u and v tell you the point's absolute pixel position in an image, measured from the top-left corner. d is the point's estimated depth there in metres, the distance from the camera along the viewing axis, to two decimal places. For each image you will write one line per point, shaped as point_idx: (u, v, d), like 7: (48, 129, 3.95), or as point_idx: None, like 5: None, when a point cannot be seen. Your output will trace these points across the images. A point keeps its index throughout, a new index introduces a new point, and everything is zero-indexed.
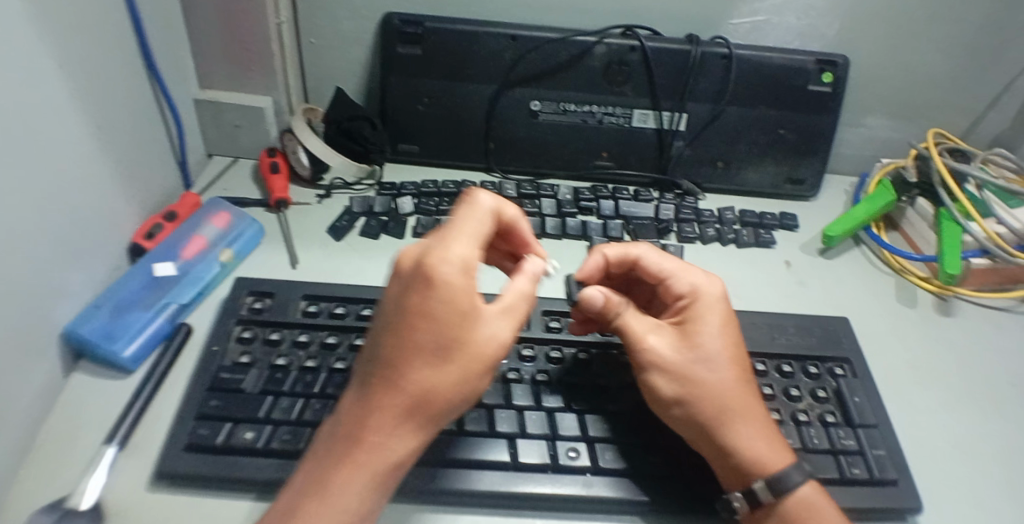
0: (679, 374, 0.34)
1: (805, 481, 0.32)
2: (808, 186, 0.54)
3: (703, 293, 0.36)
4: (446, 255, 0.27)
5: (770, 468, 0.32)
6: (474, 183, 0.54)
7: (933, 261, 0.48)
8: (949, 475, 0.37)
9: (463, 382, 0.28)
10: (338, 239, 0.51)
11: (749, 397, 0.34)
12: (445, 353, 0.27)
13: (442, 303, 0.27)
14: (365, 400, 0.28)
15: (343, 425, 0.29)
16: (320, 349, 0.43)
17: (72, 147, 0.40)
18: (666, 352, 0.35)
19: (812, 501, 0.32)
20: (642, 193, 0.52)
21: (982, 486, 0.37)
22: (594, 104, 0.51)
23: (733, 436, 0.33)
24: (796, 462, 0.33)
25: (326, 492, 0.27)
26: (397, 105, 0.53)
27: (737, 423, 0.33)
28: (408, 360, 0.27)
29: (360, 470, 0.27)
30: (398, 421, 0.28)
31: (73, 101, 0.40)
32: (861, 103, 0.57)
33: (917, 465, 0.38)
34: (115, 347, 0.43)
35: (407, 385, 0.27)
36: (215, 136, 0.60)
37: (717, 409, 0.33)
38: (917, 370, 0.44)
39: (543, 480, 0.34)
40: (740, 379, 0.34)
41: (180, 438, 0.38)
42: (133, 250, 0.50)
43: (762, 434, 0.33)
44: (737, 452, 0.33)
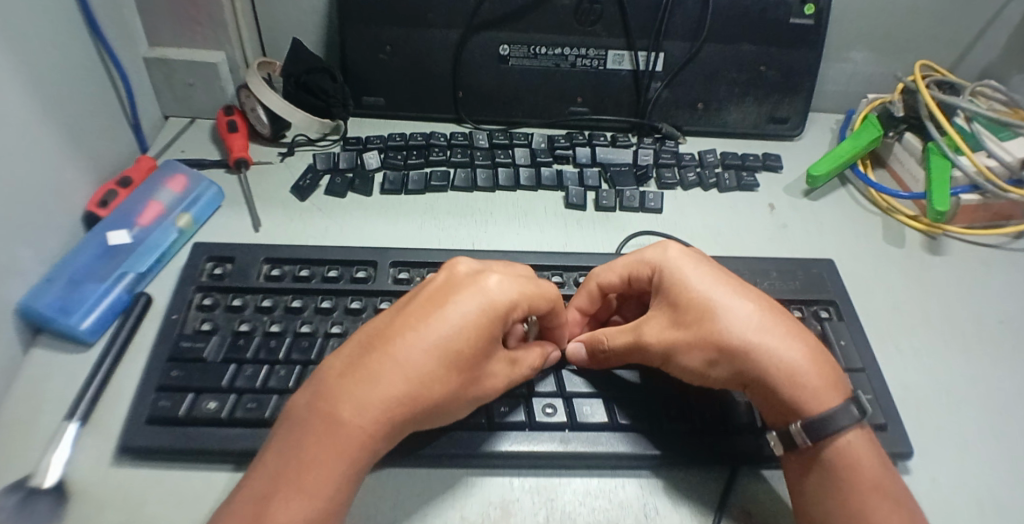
0: (695, 341, 0.33)
1: (851, 425, 0.30)
2: (792, 125, 0.51)
3: (663, 264, 0.35)
4: (502, 284, 0.30)
5: (822, 404, 0.31)
6: (443, 134, 0.51)
7: (922, 199, 0.47)
8: (937, 416, 0.37)
9: (456, 396, 0.29)
10: (303, 199, 0.48)
11: (771, 321, 0.33)
12: (457, 360, 0.28)
13: (483, 320, 0.29)
14: (355, 384, 0.27)
15: (325, 402, 0.27)
16: (285, 313, 0.41)
17: (13, 111, 0.38)
18: (663, 336, 0.34)
19: (849, 450, 0.30)
20: (619, 139, 0.50)
21: (974, 425, 0.36)
22: (565, 46, 0.49)
23: (782, 369, 0.31)
24: (844, 405, 0.31)
25: (298, 480, 0.25)
26: (358, 55, 0.49)
27: (765, 353, 0.32)
28: (416, 358, 0.27)
29: (339, 458, 0.26)
30: (385, 420, 0.27)
31: (10, 60, 0.37)
32: (847, 37, 0.54)
33: (903, 404, 0.37)
34: (71, 320, 0.40)
35: (406, 383, 0.27)
36: (170, 97, 0.56)
37: (746, 343, 0.32)
38: (905, 311, 0.42)
39: (519, 438, 0.35)
40: (756, 314, 0.33)
41: (141, 412, 0.36)
42: (88, 220, 0.47)
43: (808, 361, 0.32)
44: (793, 390, 0.31)
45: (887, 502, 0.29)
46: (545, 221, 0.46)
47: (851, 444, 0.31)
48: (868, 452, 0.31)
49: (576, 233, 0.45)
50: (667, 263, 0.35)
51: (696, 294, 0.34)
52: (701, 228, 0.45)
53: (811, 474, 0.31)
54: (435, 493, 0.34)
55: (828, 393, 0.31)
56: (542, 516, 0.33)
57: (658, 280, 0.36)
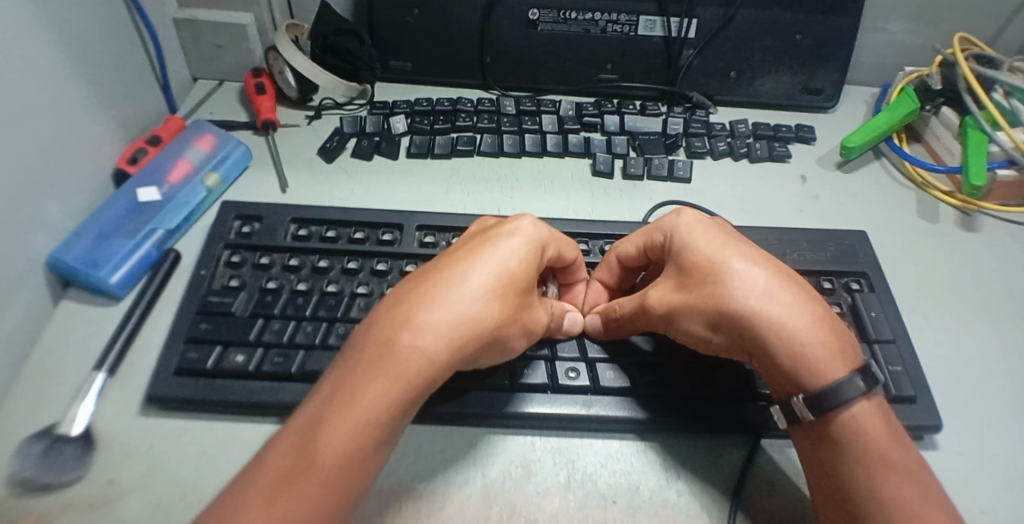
0: (697, 306, 0.33)
1: (858, 396, 0.29)
2: (825, 97, 0.50)
3: (675, 229, 0.35)
4: (536, 225, 0.32)
5: (825, 375, 0.30)
6: (470, 100, 0.51)
7: (957, 173, 0.46)
8: (968, 391, 0.36)
9: (507, 328, 0.29)
10: (330, 161, 0.48)
11: (784, 286, 0.32)
12: (505, 289, 0.29)
13: (524, 251, 0.30)
14: (408, 309, 0.27)
15: (379, 329, 0.27)
16: (312, 272, 0.41)
17: (41, 63, 0.38)
18: (667, 303, 0.34)
19: (858, 419, 0.29)
20: (648, 107, 0.49)
21: (1005, 401, 0.36)
22: (596, 11, 0.48)
23: (782, 330, 0.30)
24: (850, 376, 0.29)
25: (352, 400, 0.25)
26: (386, 16, 0.49)
27: (769, 319, 0.31)
28: (468, 284, 0.28)
29: (395, 379, 0.25)
30: (440, 346, 0.26)
31: (38, 12, 0.37)
32: (885, 8, 0.52)
33: (933, 377, 0.37)
34: (101, 273, 0.41)
35: (460, 307, 0.27)
36: (197, 58, 0.56)
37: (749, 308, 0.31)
38: (936, 286, 0.42)
39: (542, 400, 0.35)
40: (769, 278, 0.32)
41: (170, 363, 0.36)
42: (118, 177, 0.47)
43: (815, 327, 0.31)
44: (796, 357, 0.30)
45: (892, 476, 0.28)
46: (572, 187, 0.46)
47: (857, 418, 0.29)
48: (879, 427, 0.29)
49: (604, 201, 0.45)
50: (679, 230, 0.35)
51: (704, 259, 0.33)
52: (729, 199, 0.45)
53: (819, 447, 0.30)
54: (457, 451, 0.34)
55: (835, 364, 0.30)
56: (563, 476, 0.33)
57: (670, 246, 0.35)
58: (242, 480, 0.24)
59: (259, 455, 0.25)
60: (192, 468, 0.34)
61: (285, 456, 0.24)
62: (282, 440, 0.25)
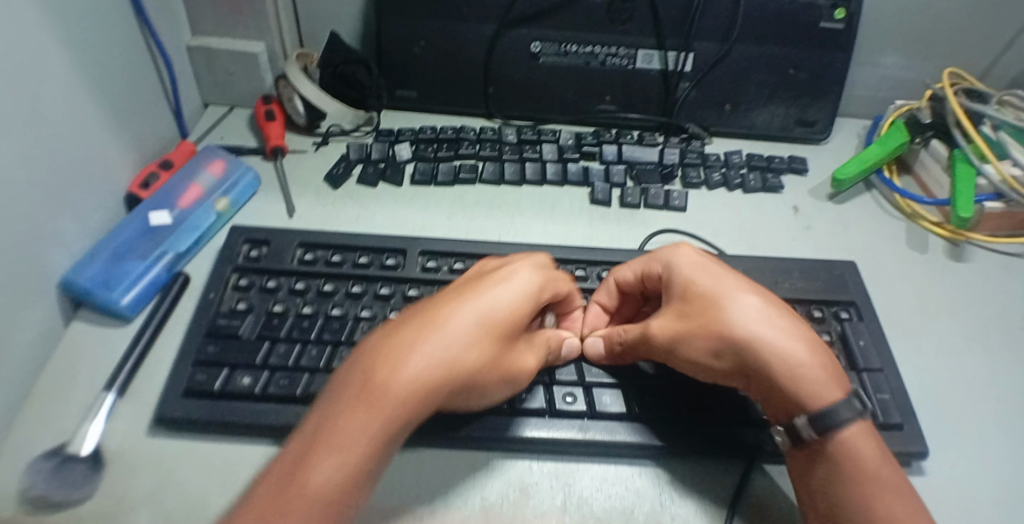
0: (699, 332, 0.34)
1: (854, 419, 0.31)
2: (819, 129, 0.52)
3: (673, 261, 0.37)
4: (526, 270, 0.34)
5: (821, 399, 0.31)
6: (473, 129, 0.52)
7: (946, 205, 0.47)
8: (952, 420, 0.37)
9: (489, 369, 0.30)
10: (336, 187, 0.49)
11: (779, 314, 0.34)
12: (491, 332, 0.30)
13: (514, 294, 0.32)
14: (399, 347, 0.28)
15: (366, 364, 0.28)
16: (317, 296, 0.42)
17: (59, 95, 0.39)
18: (668, 329, 0.35)
19: (854, 440, 0.31)
20: (646, 138, 0.51)
21: (989, 432, 0.37)
22: (596, 44, 0.50)
23: (784, 356, 0.32)
24: (846, 399, 0.31)
25: (336, 431, 0.25)
26: (393, 48, 0.51)
27: (768, 345, 0.32)
28: (456, 325, 0.29)
29: (378, 412, 0.26)
30: (425, 385, 0.27)
31: (56, 46, 0.38)
32: (878, 41, 0.54)
33: (918, 406, 0.38)
34: (113, 295, 0.42)
35: (448, 348, 0.29)
36: (209, 84, 0.57)
37: (749, 335, 0.33)
38: (924, 315, 0.43)
39: (540, 424, 0.36)
40: (765, 305, 0.34)
41: (179, 385, 0.38)
42: (130, 200, 0.49)
43: (812, 356, 0.32)
44: (795, 382, 0.32)
45: (885, 494, 0.29)
46: (571, 215, 0.47)
47: (854, 438, 0.31)
48: (872, 446, 0.31)
49: (602, 229, 0.46)
50: (676, 261, 0.37)
51: (705, 288, 0.35)
52: (724, 228, 0.46)
53: (818, 468, 0.31)
54: (456, 474, 0.35)
55: (830, 388, 0.32)
56: (559, 500, 0.35)
57: (668, 276, 0.37)
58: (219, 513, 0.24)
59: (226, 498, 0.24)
60: (199, 487, 0.35)
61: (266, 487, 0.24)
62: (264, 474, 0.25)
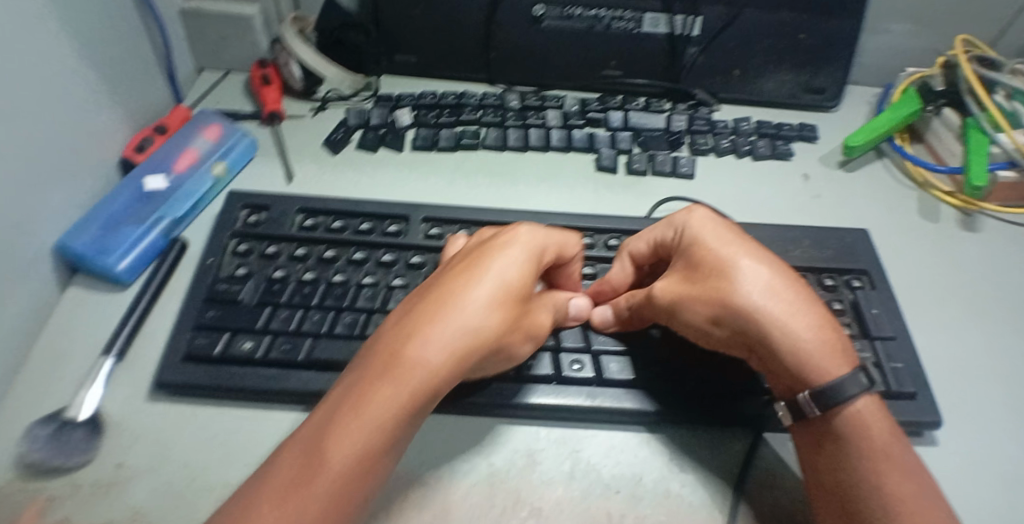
0: (701, 297, 0.33)
1: (860, 393, 0.30)
2: (829, 96, 0.51)
3: (685, 226, 0.35)
4: (533, 233, 0.32)
5: (827, 373, 0.30)
6: (476, 95, 0.51)
7: (959, 173, 0.46)
8: (965, 388, 0.37)
9: (508, 337, 0.29)
10: (336, 152, 0.48)
11: (785, 282, 0.32)
12: (506, 296, 0.29)
13: (523, 255, 0.30)
14: (413, 320, 0.27)
15: (382, 340, 0.27)
16: (318, 262, 0.41)
17: (47, 55, 0.38)
18: (674, 291, 0.34)
19: (863, 417, 0.30)
20: (652, 104, 0.49)
21: (999, 398, 0.36)
22: (602, 7, 0.48)
23: (784, 327, 0.31)
24: (852, 374, 0.30)
25: (360, 409, 0.24)
26: (393, 10, 0.49)
27: (771, 316, 0.31)
28: (472, 293, 0.28)
29: (402, 388, 0.25)
30: (443, 359, 0.26)
31: (44, 3, 0.37)
32: (890, 7, 0.52)
33: (929, 374, 0.37)
34: (108, 260, 0.41)
35: (463, 316, 0.27)
36: (204, 49, 0.55)
37: (751, 306, 0.31)
38: (935, 284, 0.42)
39: (546, 391, 0.36)
40: (773, 274, 0.32)
41: (178, 350, 0.37)
42: (125, 165, 0.47)
43: (820, 328, 0.31)
44: (800, 356, 0.30)
45: (892, 471, 0.29)
46: (576, 182, 0.46)
47: (863, 414, 0.30)
48: (882, 423, 0.30)
49: (609, 197, 0.45)
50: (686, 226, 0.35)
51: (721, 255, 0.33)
52: (732, 196, 0.45)
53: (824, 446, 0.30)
54: (463, 440, 0.35)
55: (836, 363, 0.30)
56: (567, 466, 0.34)
57: (680, 241, 0.35)
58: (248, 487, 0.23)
59: (265, 467, 0.24)
60: (200, 453, 0.34)
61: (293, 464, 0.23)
62: (287, 450, 0.24)
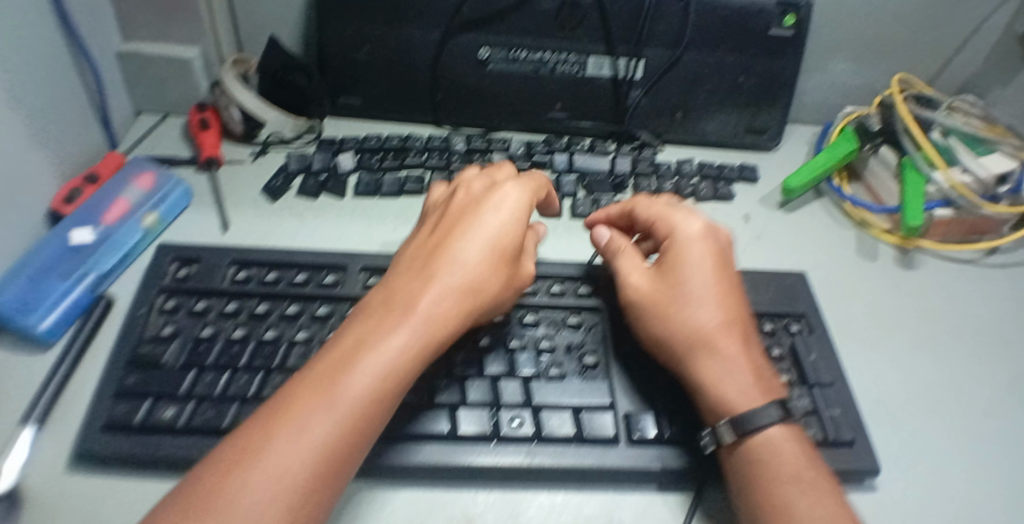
0: (653, 311, 0.35)
1: (773, 424, 0.30)
2: (770, 136, 0.51)
3: (678, 233, 0.37)
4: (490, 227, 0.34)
5: (743, 405, 0.31)
6: (421, 137, 0.50)
7: (895, 213, 0.46)
8: (915, 433, 0.36)
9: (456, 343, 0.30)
10: (274, 201, 0.47)
11: (729, 320, 0.34)
12: (459, 302, 0.30)
13: (474, 251, 0.32)
14: (365, 334, 0.28)
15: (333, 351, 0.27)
16: (250, 319, 0.39)
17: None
18: (644, 291, 0.36)
19: (772, 443, 0.30)
20: (597, 146, 0.49)
21: (944, 439, 0.36)
22: (546, 51, 0.48)
23: (709, 356, 0.33)
24: (767, 406, 0.31)
25: (305, 410, 0.24)
26: (336, 53, 0.49)
27: (705, 355, 0.33)
28: (422, 298, 0.30)
29: (349, 383, 0.26)
30: (389, 374, 0.27)
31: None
32: (828, 47, 0.54)
33: (876, 418, 0.37)
34: (28, 320, 0.39)
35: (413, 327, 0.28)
36: (140, 90, 0.54)
37: (689, 342, 0.33)
38: (874, 323, 0.42)
39: (482, 451, 0.33)
40: (719, 310, 0.34)
41: (97, 417, 0.34)
42: (53, 217, 0.46)
43: (745, 358, 0.32)
44: (724, 374, 0.32)
45: (816, 492, 0.28)
46: None
47: (772, 442, 0.30)
48: (791, 451, 0.30)
49: (553, 242, 0.45)
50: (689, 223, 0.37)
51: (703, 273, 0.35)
52: None
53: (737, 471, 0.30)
54: (394, 507, 0.32)
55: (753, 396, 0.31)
56: None
57: (667, 245, 0.37)
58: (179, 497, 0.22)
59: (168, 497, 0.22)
60: None
61: (230, 464, 0.23)
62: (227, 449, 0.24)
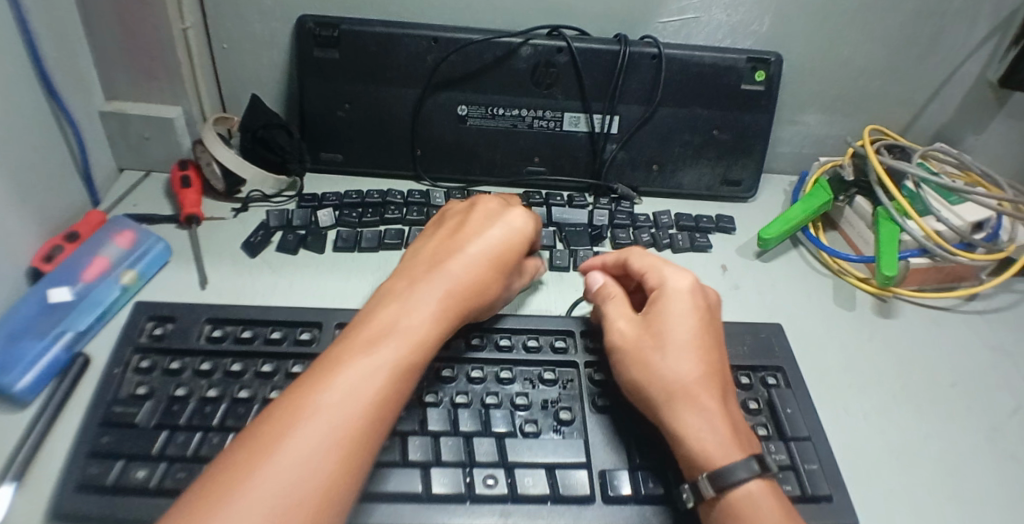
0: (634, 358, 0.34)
1: (753, 478, 0.28)
2: (745, 187, 0.52)
3: (668, 287, 0.36)
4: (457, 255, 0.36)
5: (726, 456, 0.29)
6: (401, 191, 0.51)
7: (872, 262, 0.47)
8: (913, 488, 0.34)
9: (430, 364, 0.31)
10: (253, 255, 0.47)
11: (711, 370, 0.33)
12: (431, 326, 0.32)
13: (449, 270, 0.35)
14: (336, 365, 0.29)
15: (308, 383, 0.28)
16: (224, 377, 0.38)
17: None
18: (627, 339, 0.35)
19: (752, 499, 0.28)
20: (576, 199, 0.50)
21: (943, 494, 0.34)
22: (523, 107, 0.49)
23: (688, 400, 0.31)
24: (745, 459, 0.29)
25: (299, 419, 0.25)
26: (317, 112, 0.50)
27: (684, 410, 0.31)
28: (402, 319, 0.31)
29: (337, 395, 0.27)
30: (363, 397, 0.27)
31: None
32: (799, 100, 0.55)
33: (875, 473, 0.35)
34: (6, 379, 0.37)
35: (383, 351, 0.29)
36: (125, 148, 0.55)
37: (664, 391, 0.32)
38: (860, 372, 0.41)
39: (456, 512, 0.32)
40: (702, 353, 0.33)
41: (70, 477, 0.33)
42: (33, 275, 0.45)
43: (726, 408, 0.31)
44: (708, 421, 0.31)
45: None
46: None
47: (752, 496, 0.28)
48: (770, 509, 0.28)
49: (531, 296, 0.45)
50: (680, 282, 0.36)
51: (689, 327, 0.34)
52: None
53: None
54: None
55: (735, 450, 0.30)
56: None
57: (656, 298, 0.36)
58: (168, 517, 0.22)
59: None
60: None
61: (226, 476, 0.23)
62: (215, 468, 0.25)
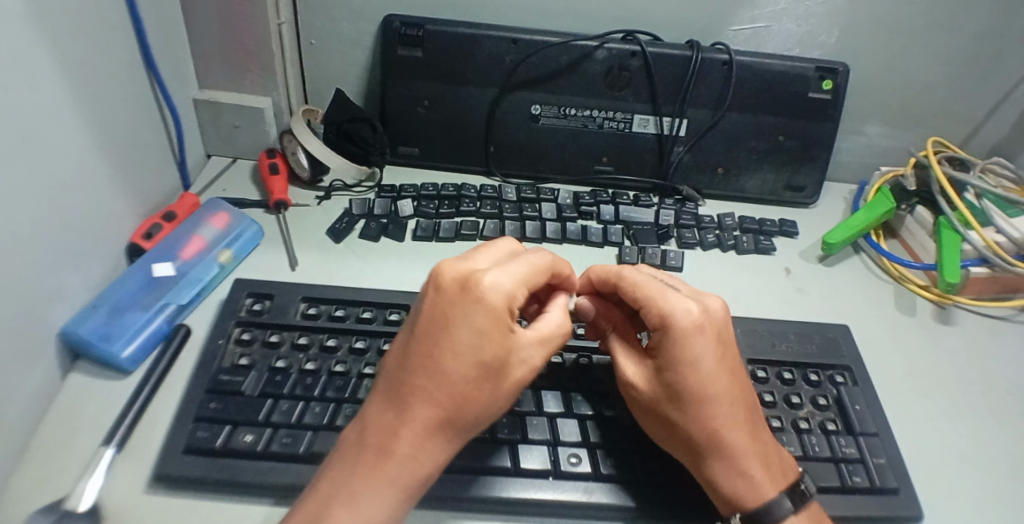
0: (651, 407, 0.33)
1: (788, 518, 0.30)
2: (807, 193, 0.54)
3: (673, 324, 0.31)
4: (498, 277, 0.30)
5: (757, 500, 0.30)
6: (474, 186, 0.54)
7: (933, 269, 0.48)
8: (972, 488, 0.36)
9: (488, 404, 0.30)
10: (338, 241, 0.50)
11: (733, 419, 0.31)
12: (485, 367, 0.29)
13: (488, 329, 0.29)
14: (395, 418, 0.29)
15: (371, 435, 0.29)
16: (320, 351, 0.41)
17: (74, 141, 0.39)
18: (641, 384, 0.33)
19: None
20: (641, 199, 0.53)
21: (1005, 499, 0.35)
22: (594, 108, 0.52)
23: (704, 454, 0.31)
24: (776, 501, 0.30)
25: (369, 483, 0.27)
26: (398, 108, 0.53)
27: (709, 462, 0.31)
28: (456, 360, 0.28)
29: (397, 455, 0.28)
30: (423, 450, 0.29)
31: (70, 98, 0.38)
32: (860, 111, 0.57)
33: (934, 476, 0.36)
34: (113, 348, 0.40)
35: (436, 402, 0.28)
36: (214, 136, 0.58)
37: (687, 445, 0.32)
38: (918, 377, 0.43)
39: (543, 486, 0.34)
40: (720, 401, 0.31)
41: (178, 441, 0.35)
42: (132, 251, 0.48)
43: (752, 464, 0.31)
44: (721, 488, 0.31)
45: None
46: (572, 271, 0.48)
47: None
48: None
49: None
50: (686, 308, 0.31)
51: (683, 386, 0.31)
52: (720, 287, 0.47)
53: None
54: None
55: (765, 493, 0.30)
56: None
57: (661, 336, 0.32)
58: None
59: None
60: None
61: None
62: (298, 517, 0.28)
